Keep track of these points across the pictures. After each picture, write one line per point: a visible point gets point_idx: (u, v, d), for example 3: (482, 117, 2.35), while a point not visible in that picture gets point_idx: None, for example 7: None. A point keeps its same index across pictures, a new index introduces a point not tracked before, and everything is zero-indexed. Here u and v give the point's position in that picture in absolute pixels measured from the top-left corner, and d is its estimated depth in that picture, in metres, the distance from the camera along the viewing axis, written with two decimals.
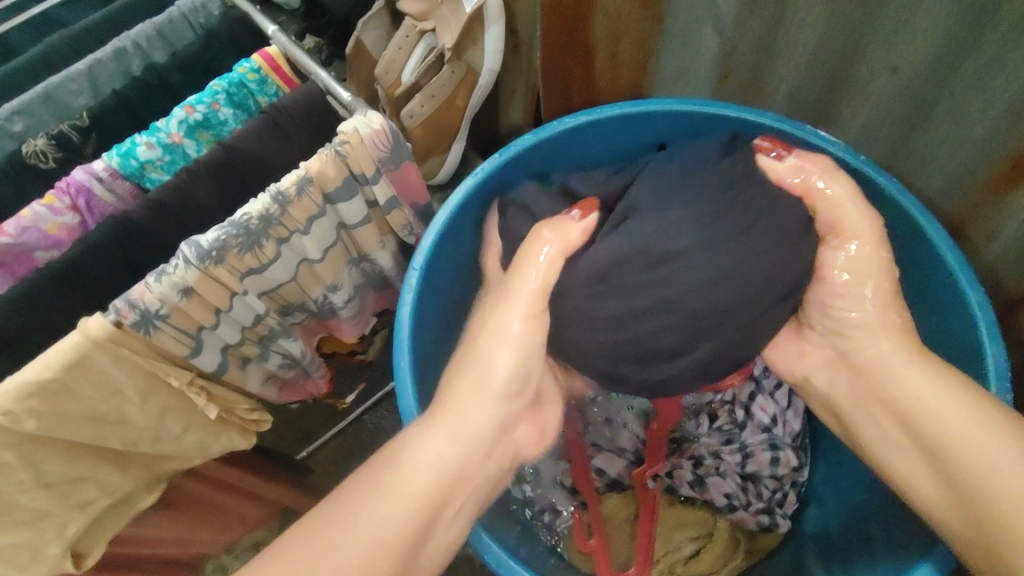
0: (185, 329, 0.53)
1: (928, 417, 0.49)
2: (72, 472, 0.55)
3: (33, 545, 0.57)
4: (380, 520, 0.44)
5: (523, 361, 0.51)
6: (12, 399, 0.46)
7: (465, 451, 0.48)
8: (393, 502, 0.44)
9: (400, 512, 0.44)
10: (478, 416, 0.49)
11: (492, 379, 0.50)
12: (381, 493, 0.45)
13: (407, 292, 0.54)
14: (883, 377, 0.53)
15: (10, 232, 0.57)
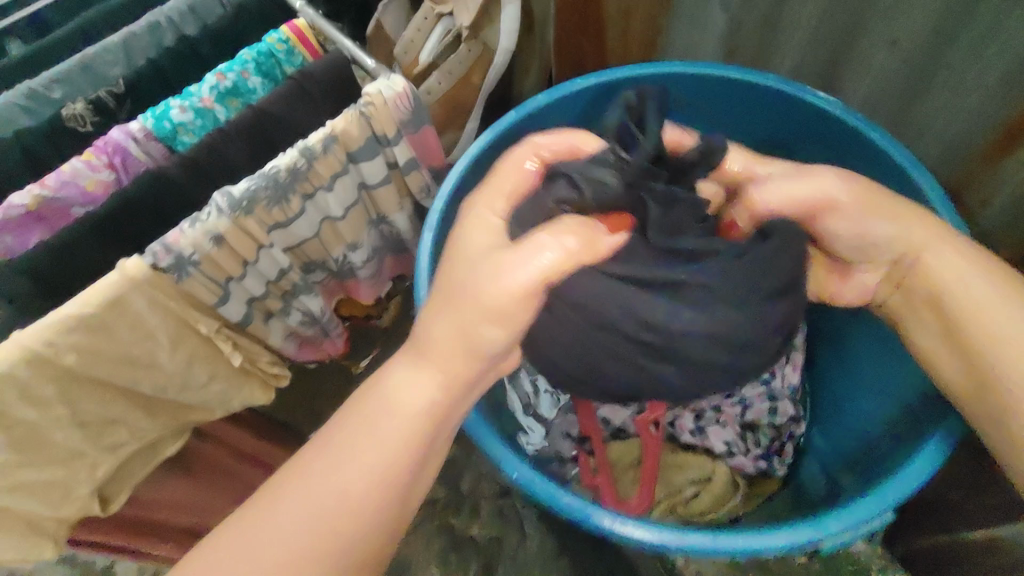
0: (215, 278, 0.56)
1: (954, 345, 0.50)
2: (106, 413, 0.58)
3: (65, 484, 0.60)
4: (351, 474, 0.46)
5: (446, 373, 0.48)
6: (55, 331, 0.49)
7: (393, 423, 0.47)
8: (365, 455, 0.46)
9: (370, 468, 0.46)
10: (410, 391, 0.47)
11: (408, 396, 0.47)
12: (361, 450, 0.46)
13: (427, 231, 0.58)
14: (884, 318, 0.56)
15: (50, 186, 0.60)
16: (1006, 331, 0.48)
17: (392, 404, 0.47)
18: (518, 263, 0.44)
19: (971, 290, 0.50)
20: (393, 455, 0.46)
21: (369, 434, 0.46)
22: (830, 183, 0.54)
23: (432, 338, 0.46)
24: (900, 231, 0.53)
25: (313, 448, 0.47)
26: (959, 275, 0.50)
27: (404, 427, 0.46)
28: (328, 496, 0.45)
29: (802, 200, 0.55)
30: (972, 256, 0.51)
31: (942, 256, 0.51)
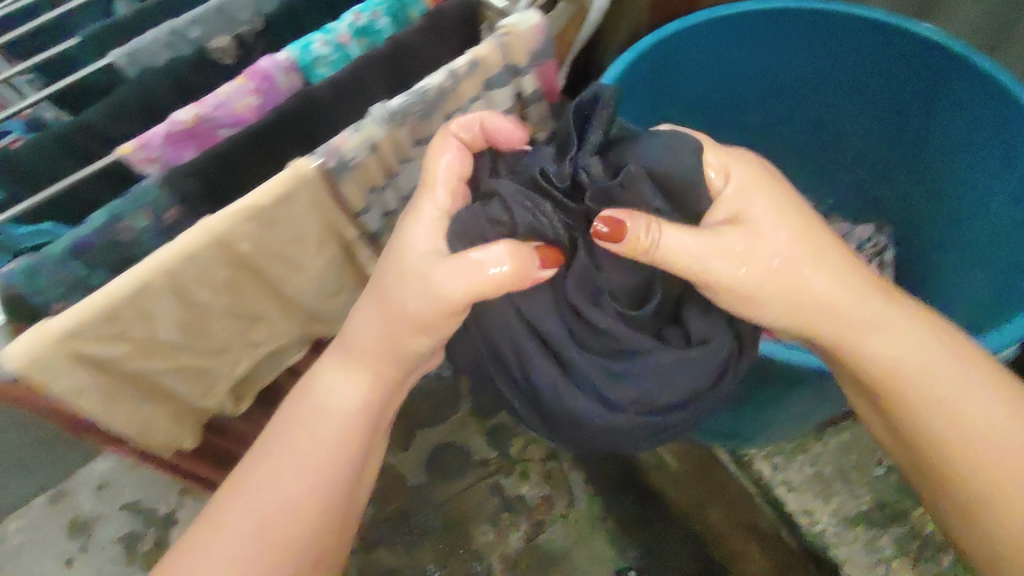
0: (363, 185, 0.62)
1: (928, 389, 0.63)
2: (256, 308, 0.64)
3: (212, 374, 0.67)
4: (236, 505, 0.65)
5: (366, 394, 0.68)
6: (236, 219, 0.55)
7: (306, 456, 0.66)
8: (257, 475, 0.66)
9: (271, 487, 0.65)
10: (342, 399, 0.67)
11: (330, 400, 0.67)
12: (245, 490, 0.65)
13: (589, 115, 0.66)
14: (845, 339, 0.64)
15: (207, 105, 0.67)
16: (903, 373, 0.63)
17: (322, 403, 0.67)
18: (445, 271, 0.57)
19: (908, 364, 0.63)
20: (317, 447, 0.66)
21: (304, 435, 0.66)
22: (722, 258, 0.58)
23: (356, 339, 0.65)
24: (804, 286, 0.61)
25: (274, 455, 0.66)
26: (921, 363, 0.62)
27: (311, 435, 0.66)
28: (296, 485, 0.65)
29: (788, 271, 0.61)
30: (945, 347, 0.63)
31: (874, 322, 0.62)
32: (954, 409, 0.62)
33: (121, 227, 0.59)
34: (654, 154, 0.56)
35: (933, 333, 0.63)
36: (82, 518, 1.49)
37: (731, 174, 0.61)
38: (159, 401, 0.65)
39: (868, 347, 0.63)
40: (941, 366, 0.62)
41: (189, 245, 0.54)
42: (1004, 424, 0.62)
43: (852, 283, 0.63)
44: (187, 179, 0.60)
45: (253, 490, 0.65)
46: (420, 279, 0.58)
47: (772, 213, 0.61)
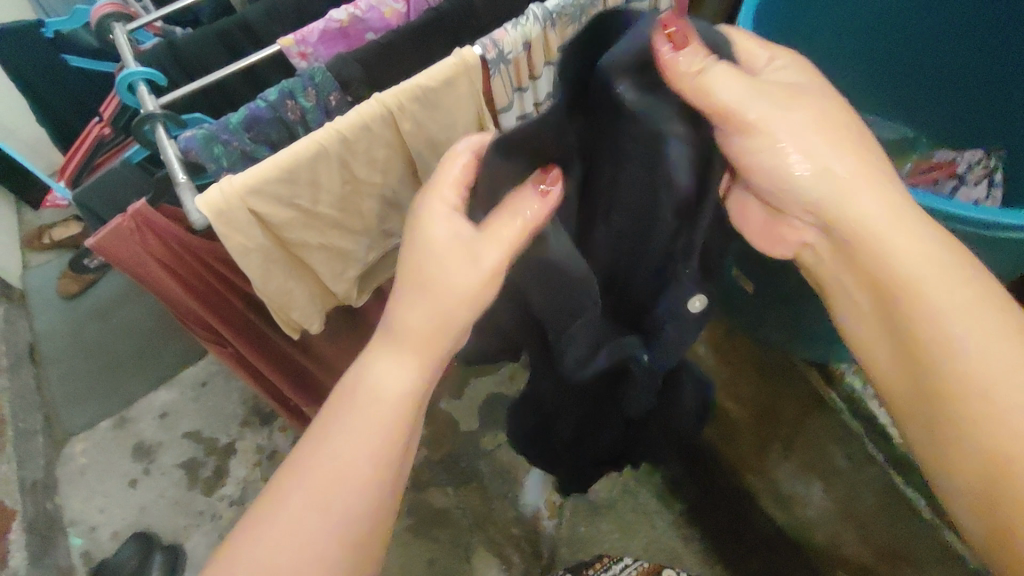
0: (510, 82, 0.66)
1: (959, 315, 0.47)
2: (397, 194, 0.69)
3: (349, 257, 0.71)
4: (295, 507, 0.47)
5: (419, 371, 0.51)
6: (404, 96, 0.60)
7: (365, 447, 0.48)
8: (319, 481, 0.47)
9: (326, 489, 0.47)
10: (391, 383, 0.50)
11: (382, 387, 0.50)
12: (295, 492, 0.47)
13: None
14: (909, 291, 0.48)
15: (362, 7, 0.72)
16: (966, 339, 0.46)
17: (370, 394, 0.50)
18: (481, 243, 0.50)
19: (922, 291, 0.48)
20: (367, 438, 0.48)
21: (343, 422, 0.49)
22: (762, 98, 0.49)
23: (408, 326, 0.51)
24: (863, 216, 0.49)
25: (311, 439, 0.49)
26: (937, 297, 0.47)
27: (375, 422, 0.49)
28: (329, 481, 0.47)
29: (825, 161, 0.50)
30: (992, 310, 0.47)
31: (924, 269, 0.48)
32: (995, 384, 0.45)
33: (291, 104, 0.65)
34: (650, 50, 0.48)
35: (963, 279, 0.48)
36: (145, 444, 1.54)
37: (771, 59, 0.53)
38: (302, 277, 0.69)
39: (915, 278, 0.48)
40: (988, 322, 0.46)
41: (363, 117, 0.59)
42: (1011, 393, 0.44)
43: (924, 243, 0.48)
44: (351, 65, 0.65)
45: (311, 497, 0.47)
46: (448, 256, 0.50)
47: (825, 143, 0.50)
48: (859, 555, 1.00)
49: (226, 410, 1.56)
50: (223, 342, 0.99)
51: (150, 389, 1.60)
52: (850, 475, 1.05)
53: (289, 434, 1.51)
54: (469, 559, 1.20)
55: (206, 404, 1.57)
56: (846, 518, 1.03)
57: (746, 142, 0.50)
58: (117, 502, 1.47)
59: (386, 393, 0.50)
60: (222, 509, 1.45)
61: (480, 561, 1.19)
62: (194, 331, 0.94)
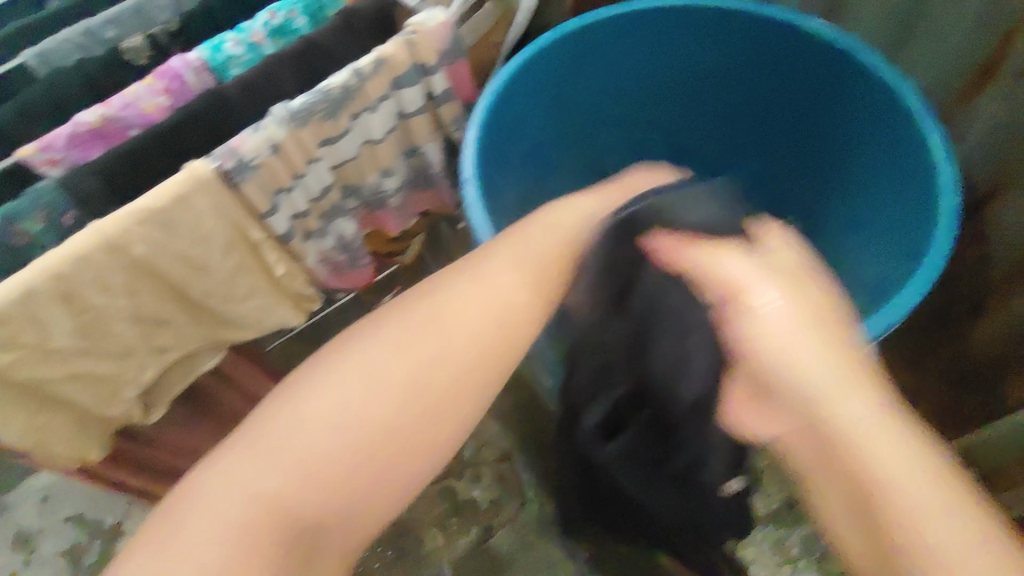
0: (266, 186, 0.61)
1: (893, 483, 0.40)
2: (158, 312, 0.63)
3: (116, 381, 0.65)
4: (343, 422, 0.46)
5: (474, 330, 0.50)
6: (127, 223, 0.54)
7: (407, 398, 0.47)
8: (370, 417, 0.47)
9: (353, 428, 0.46)
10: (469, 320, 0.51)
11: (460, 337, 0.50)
12: (347, 416, 0.46)
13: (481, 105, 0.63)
14: (844, 456, 0.41)
15: (113, 106, 0.65)
16: (871, 451, 0.41)
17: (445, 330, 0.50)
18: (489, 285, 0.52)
19: (851, 427, 0.41)
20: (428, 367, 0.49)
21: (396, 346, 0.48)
22: (769, 284, 0.45)
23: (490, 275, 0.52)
24: (842, 412, 0.42)
25: (353, 347, 0.49)
26: (858, 440, 0.41)
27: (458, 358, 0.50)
28: (355, 389, 0.47)
29: (775, 328, 0.44)
30: (880, 416, 0.41)
31: (832, 388, 0.42)
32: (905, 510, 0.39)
33: (17, 230, 0.58)
34: (699, 216, 0.50)
35: (892, 426, 0.41)
36: (26, 531, 1.45)
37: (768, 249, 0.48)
38: (59, 410, 0.63)
39: (831, 416, 0.42)
40: (915, 472, 0.40)
41: (80, 249, 0.53)
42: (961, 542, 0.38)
43: (845, 364, 0.42)
44: (86, 179, 0.59)
45: (354, 424, 0.46)
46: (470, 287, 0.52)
47: (812, 347, 0.43)
48: None
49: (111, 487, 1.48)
50: None
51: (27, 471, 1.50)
52: None
53: None
54: None
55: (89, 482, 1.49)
56: None
57: (749, 332, 0.45)
58: None
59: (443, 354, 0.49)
60: None
61: None
62: None
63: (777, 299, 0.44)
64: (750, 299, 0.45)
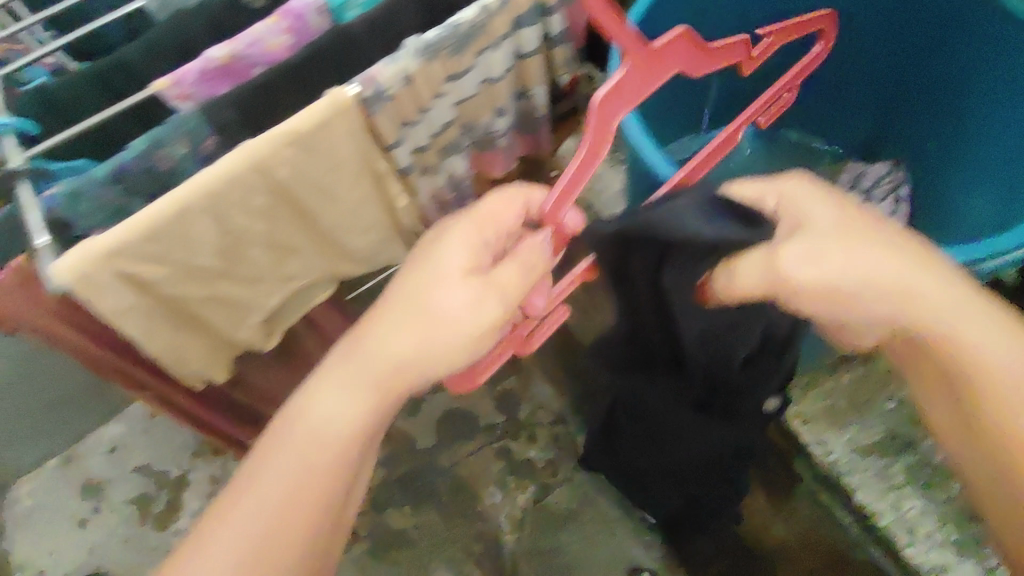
0: (397, 119, 0.63)
1: (994, 366, 0.56)
2: (288, 238, 0.66)
3: (243, 306, 0.69)
4: (276, 472, 0.58)
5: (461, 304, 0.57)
6: (275, 143, 0.57)
7: (339, 425, 0.59)
8: (270, 485, 0.57)
9: (260, 504, 0.57)
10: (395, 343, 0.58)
11: (388, 355, 0.58)
12: (263, 479, 0.57)
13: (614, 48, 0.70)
14: (941, 349, 0.57)
15: (242, 43, 0.68)
16: (951, 319, 0.55)
17: (378, 352, 0.58)
18: (448, 290, 0.57)
19: (933, 306, 0.55)
20: (392, 376, 0.58)
21: (339, 377, 0.59)
22: (801, 261, 0.54)
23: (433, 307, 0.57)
24: (933, 311, 0.55)
25: (288, 423, 0.59)
26: (937, 308, 0.55)
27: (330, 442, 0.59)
28: (302, 454, 0.58)
29: (823, 282, 0.54)
30: (917, 265, 0.54)
31: (931, 282, 0.54)
32: (1009, 382, 0.56)
33: (161, 154, 0.61)
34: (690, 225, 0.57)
35: (942, 280, 0.55)
36: (93, 481, 1.50)
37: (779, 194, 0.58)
38: (195, 330, 0.67)
39: (919, 292, 0.54)
40: (1007, 352, 0.56)
41: (234, 167, 0.56)
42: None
43: (931, 263, 0.55)
44: (223, 110, 0.62)
45: (271, 481, 0.57)
46: (433, 278, 0.58)
47: (879, 259, 0.54)
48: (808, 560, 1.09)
49: (178, 439, 1.53)
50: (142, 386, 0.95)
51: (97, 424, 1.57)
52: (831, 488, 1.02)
53: None
54: None
55: (156, 434, 1.54)
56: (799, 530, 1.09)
57: (802, 295, 0.55)
58: (68, 542, 1.44)
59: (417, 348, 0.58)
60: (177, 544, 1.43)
61: None
62: (106, 375, 0.89)
63: (802, 275, 0.54)
64: (794, 284, 0.54)
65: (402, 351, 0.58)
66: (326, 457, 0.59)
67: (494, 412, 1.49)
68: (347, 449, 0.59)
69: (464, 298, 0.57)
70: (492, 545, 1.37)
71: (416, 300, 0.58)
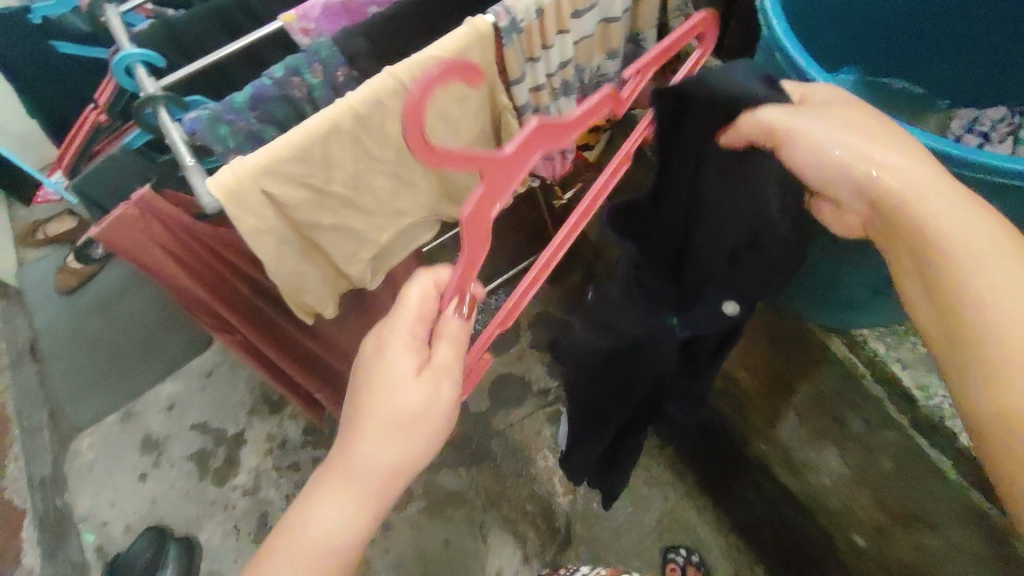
0: (523, 52, 0.64)
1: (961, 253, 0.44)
2: (410, 171, 0.67)
3: (360, 238, 0.70)
4: None
5: (401, 451, 0.53)
6: (418, 68, 0.58)
7: (327, 540, 0.52)
8: None
9: None
10: (367, 449, 0.53)
11: (354, 461, 0.53)
12: None
13: None
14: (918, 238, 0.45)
15: None
16: (912, 184, 0.45)
17: (355, 465, 0.53)
18: (397, 367, 0.53)
19: (887, 163, 0.46)
20: (374, 477, 0.53)
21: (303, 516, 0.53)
22: (802, 114, 0.49)
23: (399, 400, 0.53)
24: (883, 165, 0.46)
25: (277, 542, 0.53)
26: (943, 215, 0.44)
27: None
28: None
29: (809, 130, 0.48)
30: (936, 175, 0.45)
31: (871, 138, 0.47)
32: (948, 233, 0.44)
33: (297, 82, 0.63)
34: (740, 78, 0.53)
35: (930, 164, 0.46)
36: (153, 437, 1.53)
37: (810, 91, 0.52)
38: (315, 259, 0.68)
39: (885, 165, 0.46)
40: (974, 222, 0.44)
41: (377, 92, 0.58)
42: (987, 250, 0.43)
43: (896, 130, 0.48)
44: (355, 39, 0.63)
45: None
46: (380, 381, 0.53)
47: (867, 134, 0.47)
48: (875, 516, 1.02)
49: (234, 399, 1.56)
50: (231, 330, 0.97)
51: (155, 382, 1.60)
52: (866, 440, 0.96)
53: (299, 420, 1.51)
54: (486, 537, 1.31)
55: (213, 394, 1.57)
56: (863, 483, 1.01)
57: (790, 147, 0.49)
58: (128, 496, 1.47)
59: (380, 449, 0.53)
60: (236, 498, 1.44)
61: (496, 537, 1.30)
62: (201, 320, 0.91)
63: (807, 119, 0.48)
64: (791, 127, 0.49)
65: (382, 463, 0.53)
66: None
67: (545, 377, 1.44)
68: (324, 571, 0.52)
69: (414, 368, 0.53)
70: (544, 507, 1.31)
71: (368, 402, 0.53)
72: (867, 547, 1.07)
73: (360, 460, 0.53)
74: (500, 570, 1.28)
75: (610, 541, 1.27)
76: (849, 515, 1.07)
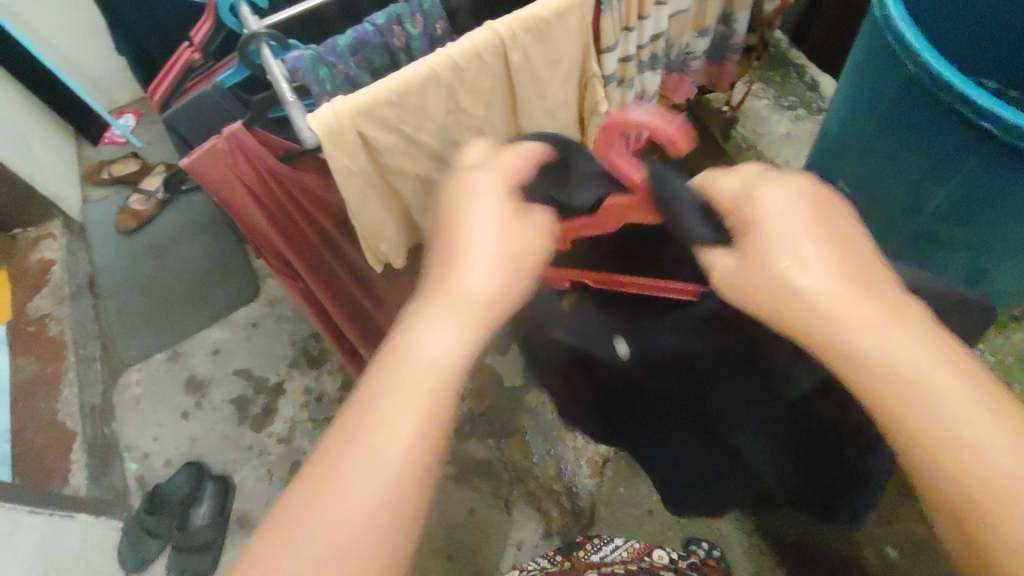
0: (620, 20, 0.68)
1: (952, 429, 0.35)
2: (494, 131, 0.69)
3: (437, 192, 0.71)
4: (340, 519, 0.37)
5: (463, 336, 0.42)
6: (522, 24, 0.59)
7: (392, 461, 0.38)
8: (352, 500, 0.37)
9: (342, 530, 0.37)
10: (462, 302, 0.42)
11: (423, 349, 0.41)
12: (324, 499, 0.37)
13: None
14: (909, 416, 0.36)
15: None
16: (864, 359, 0.37)
17: (416, 353, 0.41)
18: (478, 222, 0.45)
19: (859, 345, 0.37)
20: (429, 380, 0.40)
21: (385, 383, 0.40)
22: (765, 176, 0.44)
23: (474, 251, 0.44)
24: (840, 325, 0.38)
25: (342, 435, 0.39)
26: (925, 383, 0.35)
27: (378, 484, 0.38)
28: (356, 496, 0.37)
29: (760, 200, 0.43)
30: (918, 330, 0.37)
31: (849, 322, 0.37)
32: (907, 383, 0.36)
33: (397, 31, 0.65)
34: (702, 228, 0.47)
35: (941, 346, 0.37)
36: (197, 378, 1.58)
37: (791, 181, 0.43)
38: (392, 208, 0.70)
39: (849, 343, 0.37)
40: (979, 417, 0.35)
41: (477, 43, 0.59)
42: (978, 435, 0.34)
43: (912, 326, 0.37)
44: None
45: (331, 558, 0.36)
46: (459, 200, 0.47)
47: (807, 221, 0.41)
48: (915, 529, 1.12)
49: (276, 351, 1.60)
50: (294, 277, 0.99)
51: (202, 327, 1.65)
52: None
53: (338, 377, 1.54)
54: (509, 510, 1.32)
55: (256, 344, 1.61)
56: (906, 493, 1.13)
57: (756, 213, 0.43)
58: (170, 432, 1.52)
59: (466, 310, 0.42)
60: (270, 446, 1.48)
61: (519, 512, 1.31)
62: (270, 265, 0.94)
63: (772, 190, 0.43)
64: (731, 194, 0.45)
65: (474, 310, 0.42)
66: (373, 536, 0.37)
67: None
68: (393, 519, 0.38)
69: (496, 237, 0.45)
70: (569, 488, 1.31)
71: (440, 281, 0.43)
72: (897, 560, 1.10)
73: (424, 348, 0.41)
74: (520, 544, 1.29)
75: (633, 527, 1.25)
76: (885, 526, 1.13)
